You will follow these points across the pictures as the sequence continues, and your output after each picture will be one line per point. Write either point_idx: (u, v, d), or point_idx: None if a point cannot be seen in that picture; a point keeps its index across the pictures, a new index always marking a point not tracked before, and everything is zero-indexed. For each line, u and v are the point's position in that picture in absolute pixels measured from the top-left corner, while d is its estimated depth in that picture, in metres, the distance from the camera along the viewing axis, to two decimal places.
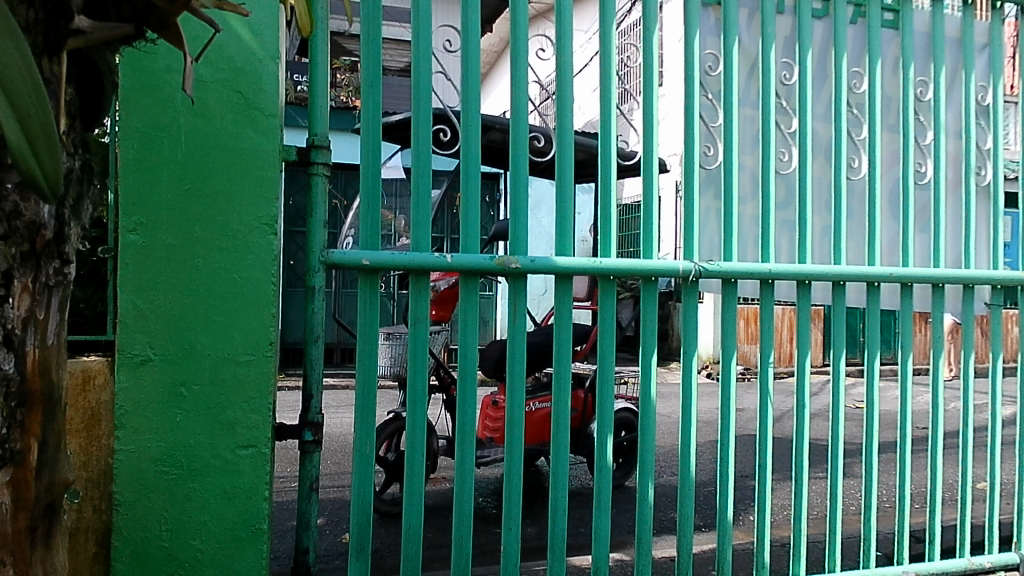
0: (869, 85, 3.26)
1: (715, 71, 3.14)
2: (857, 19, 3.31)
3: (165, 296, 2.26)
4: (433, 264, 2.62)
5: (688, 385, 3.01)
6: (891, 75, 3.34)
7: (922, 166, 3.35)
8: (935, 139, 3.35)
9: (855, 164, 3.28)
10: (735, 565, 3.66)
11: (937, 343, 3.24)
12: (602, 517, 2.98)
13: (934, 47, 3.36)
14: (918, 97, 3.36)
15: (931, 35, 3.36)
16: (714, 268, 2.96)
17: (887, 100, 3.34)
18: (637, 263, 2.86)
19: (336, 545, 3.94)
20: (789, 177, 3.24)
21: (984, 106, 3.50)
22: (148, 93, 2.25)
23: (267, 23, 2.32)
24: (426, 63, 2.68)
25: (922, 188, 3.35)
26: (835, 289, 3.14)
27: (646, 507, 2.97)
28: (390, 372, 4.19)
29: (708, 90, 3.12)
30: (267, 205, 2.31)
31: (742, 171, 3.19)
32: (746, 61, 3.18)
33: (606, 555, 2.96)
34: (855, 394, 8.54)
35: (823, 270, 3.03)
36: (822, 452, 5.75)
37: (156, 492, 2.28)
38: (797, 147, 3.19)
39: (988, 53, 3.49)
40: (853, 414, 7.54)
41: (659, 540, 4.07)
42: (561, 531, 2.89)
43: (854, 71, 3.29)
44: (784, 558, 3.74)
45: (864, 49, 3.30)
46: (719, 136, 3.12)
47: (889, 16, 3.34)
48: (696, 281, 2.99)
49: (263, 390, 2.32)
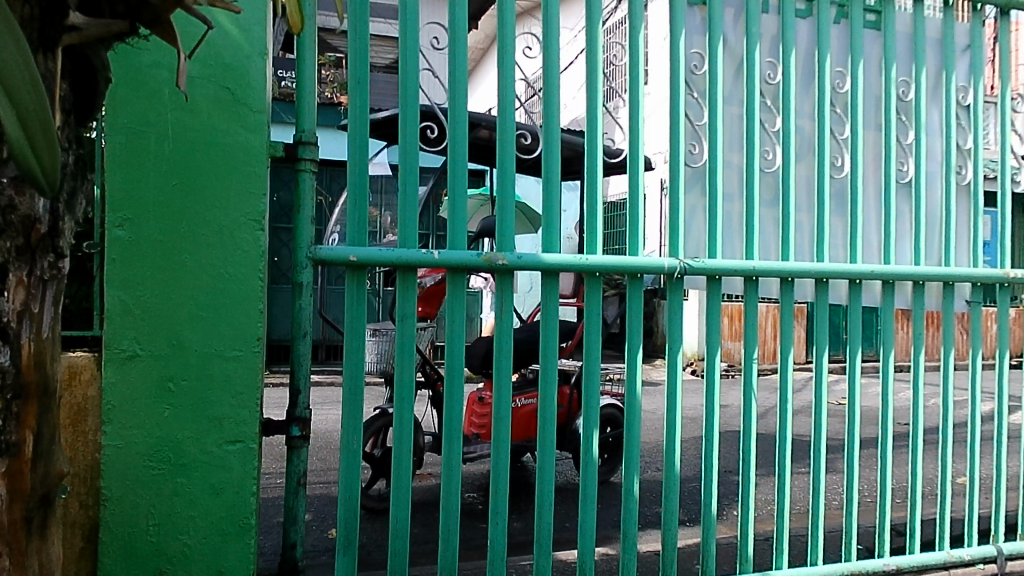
0: (852, 85, 3.31)
1: (700, 70, 3.15)
2: (840, 19, 3.36)
3: (151, 292, 2.25)
4: (421, 261, 2.62)
5: (672, 380, 3.04)
6: (874, 76, 3.38)
7: (904, 165, 3.41)
8: (916, 139, 3.40)
9: (839, 162, 3.34)
10: (718, 559, 3.71)
11: (917, 339, 3.28)
12: (587, 509, 2.99)
13: (917, 48, 3.39)
14: (901, 97, 3.40)
15: (913, 36, 3.40)
16: (698, 265, 2.99)
17: (872, 100, 3.38)
18: (623, 259, 2.88)
19: (323, 541, 3.95)
20: (774, 174, 3.26)
21: (965, 106, 3.53)
22: (135, 88, 2.25)
23: (256, 20, 2.32)
24: (413, 60, 2.68)
25: (904, 186, 3.41)
26: (818, 286, 3.17)
27: (631, 501, 3.00)
28: (376, 369, 4.19)
29: (694, 89, 3.14)
30: (254, 201, 2.32)
31: (727, 169, 3.22)
32: (731, 61, 3.21)
33: (591, 550, 2.99)
34: (837, 391, 8.66)
35: (806, 267, 3.08)
36: (803, 449, 5.80)
37: (143, 487, 2.28)
38: (780, 146, 3.23)
39: (969, 54, 3.52)
40: (836, 409, 7.68)
41: (644, 535, 4.12)
42: (547, 525, 2.90)
43: (837, 71, 3.34)
44: (767, 552, 3.80)
45: (847, 50, 3.34)
46: (704, 135, 3.14)
47: (871, 18, 3.38)
48: (681, 278, 3.02)
49: (251, 385, 2.33)
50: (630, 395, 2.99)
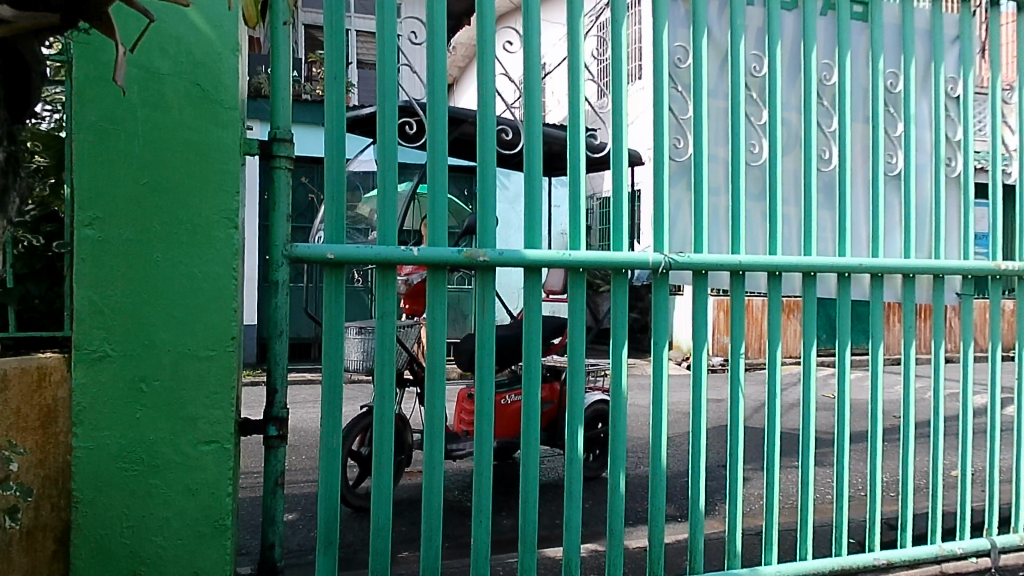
0: (839, 77, 3.28)
1: (685, 63, 3.11)
2: (826, 12, 3.33)
3: (120, 291, 2.16)
4: (400, 258, 2.55)
5: (658, 376, 3.00)
6: (862, 67, 3.35)
7: (893, 158, 3.39)
8: (905, 131, 3.37)
9: (827, 155, 3.32)
10: (708, 554, 3.68)
11: (908, 333, 3.27)
12: (573, 508, 2.94)
13: (904, 39, 3.37)
14: (890, 89, 3.37)
15: (901, 28, 3.37)
16: (684, 260, 2.94)
17: (859, 93, 3.35)
18: (607, 255, 2.82)
19: (307, 540, 3.87)
20: (761, 167, 3.22)
21: (955, 97, 3.49)
22: (99, 82, 2.17)
23: (226, 12, 2.24)
24: (391, 55, 2.61)
25: (893, 178, 3.39)
26: (807, 280, 3.15)
27: (617, 498, 2.96)
28: (361, 365, 4.12)
29: (678, 82, 3.09)
30: (227, 198, 2.22)
31: (714, 163, 3.17)
32: (716, 54, 3.16)
33: (577, 548, 2.94)
34: (825, 385, 8.68)
35: (794, 261, 3.05)
36: (795, 444, 5.79)
37: (114, 489, 2.19)
38: (767, 139, 3.19)
39: (958, 45, 3.49)
40: (824, 403, 7.69)
41: (632, 531, 4.09)
42: (532, 524, 2.85)
43: (824, 64, 3.31)
44: (756, 546, 3.78)
45: (834, 42, 3.32)
46: (689, 128, 3.10)
47: (857, 9, 3.36)
48: (667, 273, 2.97)
49: (225, 385, 2.23)
50: (615, 394, 2.93)
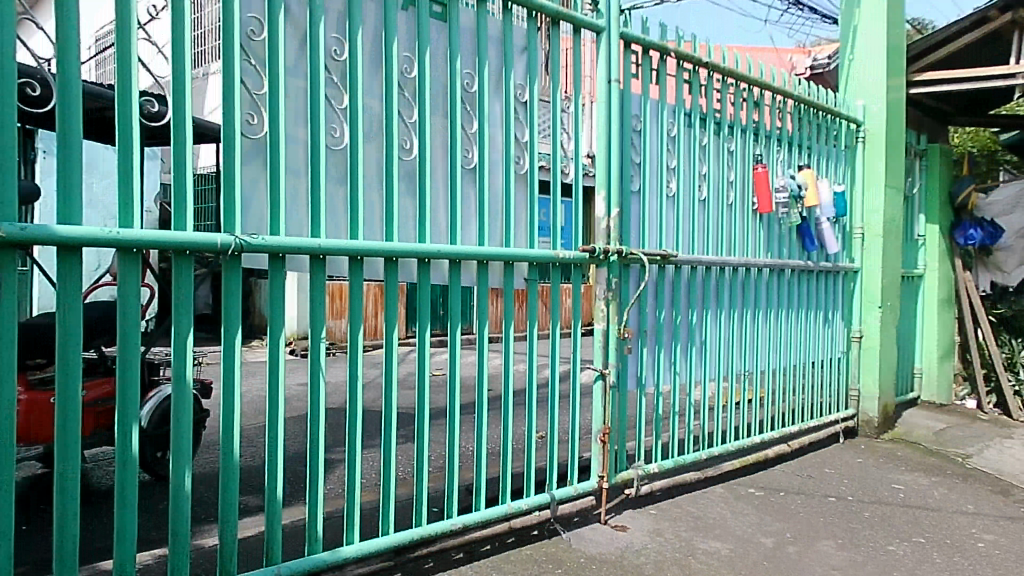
0: (419, 73, 3.41)
1: (259, 37, 2.88)
2: (408, 7, 3.42)
3: None
4: None
5: (229, 368, 2.62)
6: (440, 65, 3.54)
7: (469, 152, 3.64)
8: (479, 129, 3.66)
9: (408, 145, 3.42)
10: (285, 541, 3.54)
11: (483, 315, 3.49)
12: (131, 520, 2.39)
13: (479, 44, 3.64)
14: (466, 88, 3.62)
15: (477, 32, 3.63)
16: (257, 243, 2.63)
17: (438, 89, 3.53)
18: (154, 234, 2.31)
19: None
20: (341, 152, 3.16)
21: (523, 102, 3.90)
22: None
23: None
24: None
25: (469, 171, 3.65)
26: (388, 264, 3.15)
27: (183, 501, 2.49)
28: None
29: (252, 56, 2.85)
30: None
31: (291, 146, 3.01)
32: (295, 32, 3.01)
33: (130, 557, 2.39)
34: (432, 364, 9.17)
35: (374, 246, 3.00)
36: (406, 422, 5.99)
37: None
38: (347, 125, 3.14)
39: (525, 56, 3.90)
40: (428, 381, 8.10)
41: (198, 530, 3.72)
42: (73, 544, 2.28)
43: (405, 57, 3.39)
44: (336, 525, 3.75)
45: (415, 38, 3.42)
46: (264, 106, 2.87)
47: (438, 10, 3.54)
48: (238, 256, 2.64)
49: None
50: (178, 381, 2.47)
